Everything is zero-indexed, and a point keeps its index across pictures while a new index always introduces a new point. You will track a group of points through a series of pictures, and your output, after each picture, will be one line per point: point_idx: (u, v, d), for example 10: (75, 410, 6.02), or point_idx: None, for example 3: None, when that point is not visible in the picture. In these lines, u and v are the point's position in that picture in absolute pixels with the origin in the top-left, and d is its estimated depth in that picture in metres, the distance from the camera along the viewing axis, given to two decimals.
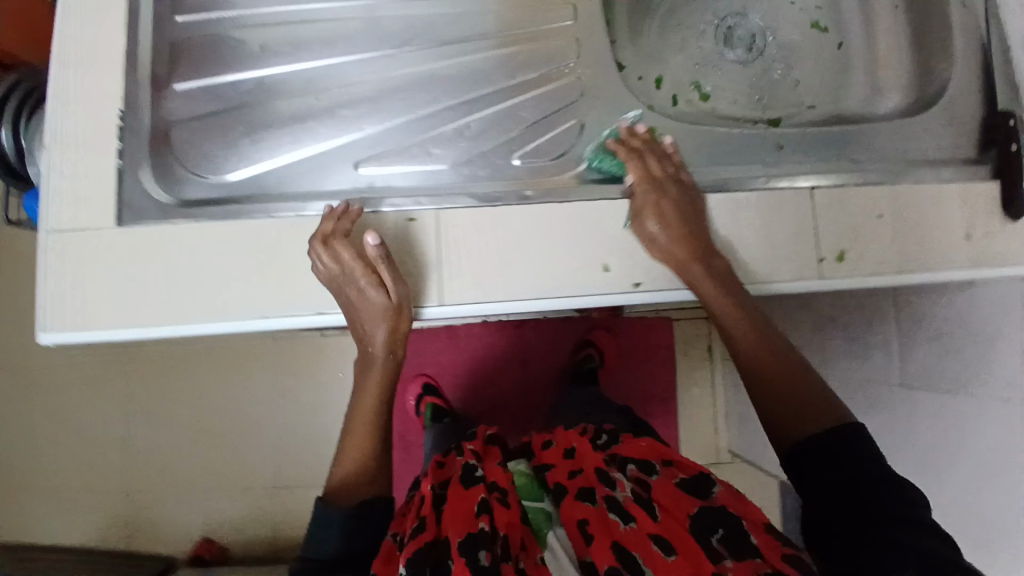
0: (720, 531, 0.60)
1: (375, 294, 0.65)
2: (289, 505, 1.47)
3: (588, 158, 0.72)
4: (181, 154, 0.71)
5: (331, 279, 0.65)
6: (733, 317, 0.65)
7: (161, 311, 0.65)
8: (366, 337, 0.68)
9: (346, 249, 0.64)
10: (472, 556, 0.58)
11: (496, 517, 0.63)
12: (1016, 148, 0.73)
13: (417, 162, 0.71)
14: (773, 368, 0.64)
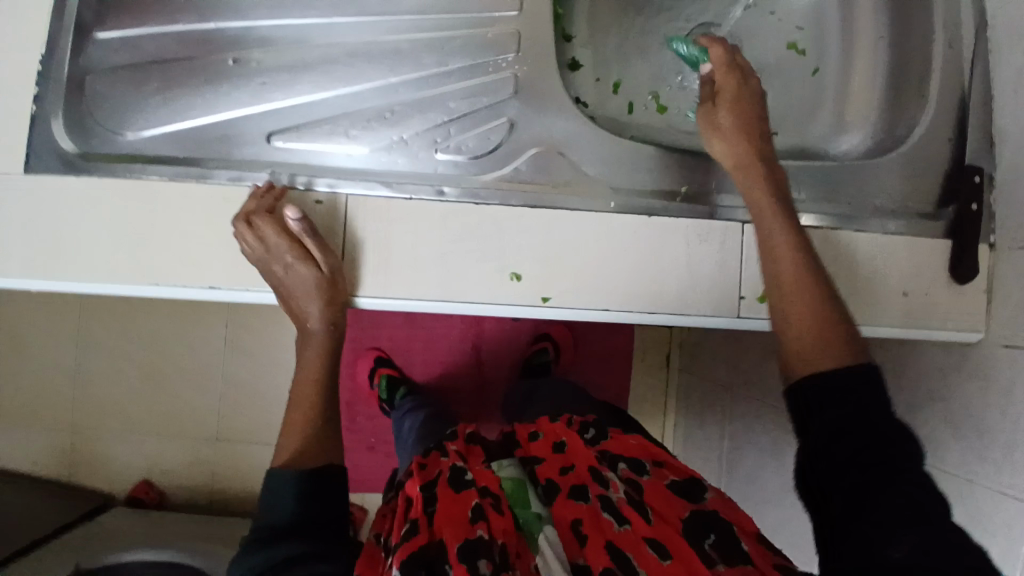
0: (712, 536, 0.57)
1: (303, 270, 0.63)
2: (231, 458, 1.44)
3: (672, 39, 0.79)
4: (94, 105, 0.68)
5: (257, 260, 0.62)
6: (775, 216, 0.61)
7: (57, 266, 0.63)
8: (302, 312, 0.66)
9: (268, 227, 0.61)
10: (473, 564, 0.53)
11: (493, 523, 0.58)
12: (976, 208, 0.69)
13: (333, 141, 0.67)
14: (797, 286, 0.59)
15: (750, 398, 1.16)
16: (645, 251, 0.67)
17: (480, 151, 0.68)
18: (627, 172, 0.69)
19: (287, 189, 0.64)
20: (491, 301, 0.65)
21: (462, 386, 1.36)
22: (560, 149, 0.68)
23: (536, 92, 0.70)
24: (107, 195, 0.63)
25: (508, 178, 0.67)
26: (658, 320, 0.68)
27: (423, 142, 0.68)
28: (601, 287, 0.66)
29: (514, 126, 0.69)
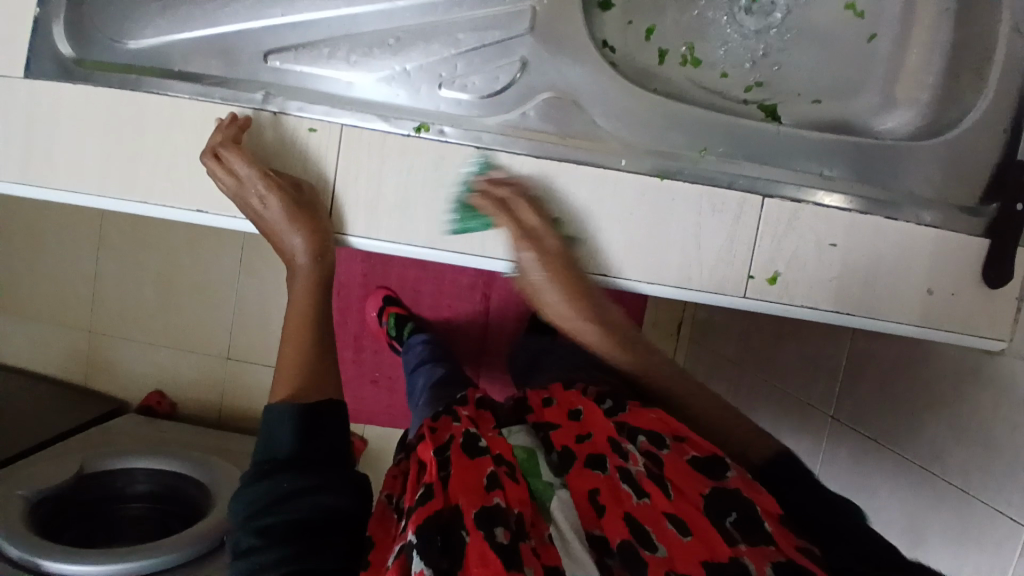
0: (734, 513, 0.51)
1: (274, 202, 0.60)
2: (239, 380, 1.46)
3: (453, 225, 0.62)
4: (95, 9, 0.64)
5: (233, 195, 0.60)
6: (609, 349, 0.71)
7: (50, 174, 0.62)
8: (286, 244, 0.64)
9: (237, 158, 0.59)
10: (489, 532, 0.48)
11: (509, 492, 0.53)
12: (1023, 208, 0.63)
13: (333, 68, 0.64)
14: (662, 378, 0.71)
15: (756, 378, 1.12)
16: (651, 217, 0.62)
17: (486, 91, 0.64)
18: (644, 129, 0.64)
19: (253, 116, 0.61)
20: (481, 253, 0.62)
21: (470, 334, 1.32)
22: (573, 97, 0.63)
23: (556, 34, 0.65)
24: (102, 105, 0.61)
25: (513, 124, 0.62)
26: (660, 292, 0.64)
27: (427, 77, 0.64)
28: (599, 252, 0.63)
29: (525, 66, 0.64)
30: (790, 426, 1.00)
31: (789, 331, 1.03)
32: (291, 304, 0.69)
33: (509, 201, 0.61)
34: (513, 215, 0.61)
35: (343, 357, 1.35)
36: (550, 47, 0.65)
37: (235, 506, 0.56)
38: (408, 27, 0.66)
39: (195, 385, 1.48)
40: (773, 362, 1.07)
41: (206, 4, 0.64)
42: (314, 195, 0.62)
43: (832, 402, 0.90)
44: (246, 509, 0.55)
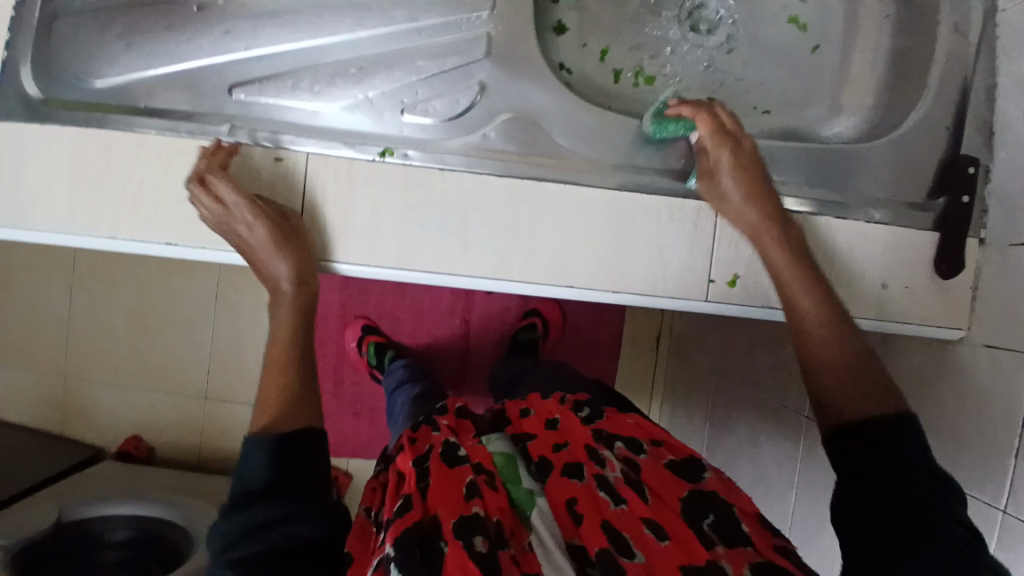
0: (711, 516, 0.54)
1: (260, 230, 0.61)
2: (219, 418, 1.44)
3: (649, 127, 0.65)
4: (59, 50, 0.65)
5: (217, 223, 0.61)
6: (807, 305, 0.60)
7: (13, 212, 0.62)
8: (270, 272, 0.64)
9: (222, 184, 0.60)
10: (469, 542, 0.50)
11: (489, 501, 0.55)
12: (968, 201, 0.67)
13: (296, 98, 0.65)
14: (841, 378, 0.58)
15: (734, 387, 1.14)
16: (613, 228, 0.64)
17: (448, 115, 0.65)
18: (602, 143, 0.66)
19: (243, 147, 0.63)
20: (449, 273, 0.64)
21: (450, 358, 1.33)
22: (532, 117, 0.66)
23: (514, 57, 0.67)
24: (70, 143, 0.62)
25: (476, 145, 0.64)
26: (626, 300, 0.66)
27: (390, 104, 0.65)
28: (563, 264, 0.64)
29: (485, 89, 0.66)
30: (770, 431, 1.02)
31: (761, 338, 1.06)
32: (274, 331, 0.69)
33: (710, 104, 0.65)
34: (710, 113, 0.64)
35: (323, 389, 1.34)
36: (509, 69, 0.67)
37: (212, 537, 0.56)
38: (370, 55, 0.67)
39: (172, 426, 1.46)
40: (749, 368, 1.09)
41: (170, 42, 0.66)
42: (301, 222, 0.63)
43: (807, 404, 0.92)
44: (221, 538, 0.55)
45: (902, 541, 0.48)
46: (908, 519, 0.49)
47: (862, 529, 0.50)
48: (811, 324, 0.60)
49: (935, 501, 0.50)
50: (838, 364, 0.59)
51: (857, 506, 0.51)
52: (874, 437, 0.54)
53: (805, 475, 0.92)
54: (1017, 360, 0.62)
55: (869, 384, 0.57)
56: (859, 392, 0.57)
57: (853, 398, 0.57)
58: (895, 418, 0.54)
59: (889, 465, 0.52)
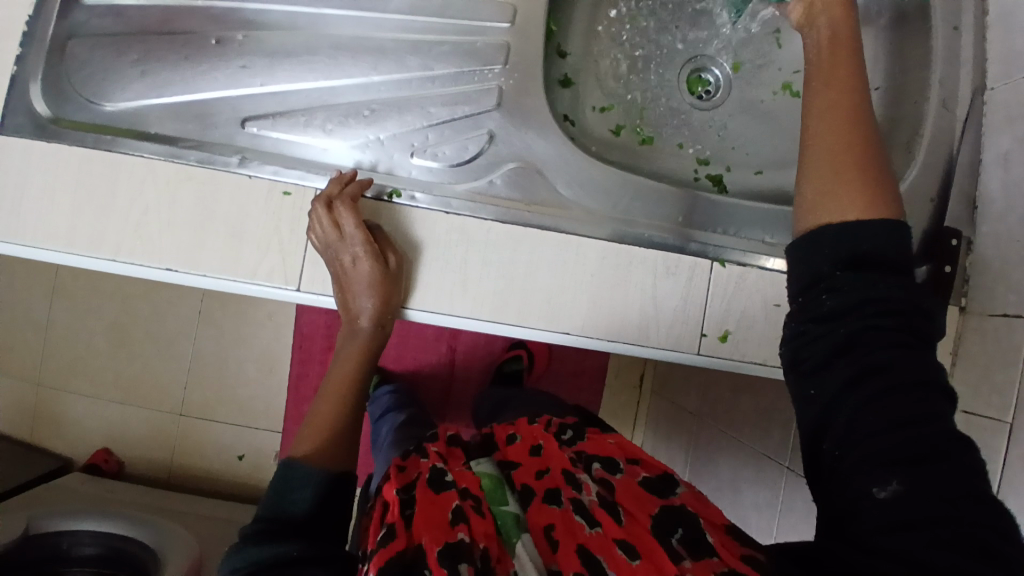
0: (679, 531, 0.54)
1: (365, 265, 0.61)
2: (194, 435, 1.42)
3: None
4: (69, 69, 0.65)
5: (327, 245, 0.61)
6: (830, 104, 0.49)
7: (8, 227, 0.62)
8: (353, 304, 0.64)
9: (348, 215, 0.60)
10: (454, 567, 0.50)
11: (474, 527, 0.56)
12: (949, 270, 0.71)
13: (310, 135, 0.66)
14: (831, 185, 0.46)
15: (711, 430, 1.17)
16: (611, 281, 0.66)
17: (457, 159, 0.67)
18: (605, 194, 0.68)
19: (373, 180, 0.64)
20: (447, 312, 0.65)
21: (435, 386, 1.33)
22: (537, 166, 0.67)
23: (523, 108, 0.69)
24: (76, 163, 0.62)
25: (481, 191, 0.66)
26: (618, 349, 0.67)
27: (400, 146, 0.67)
28: (559, 313, 0.65)
29: (493, 138, 0.68)
30: (750, 477, 1.04)
31: (741, 384, 1.09)
32: (337, 359, 0.71)
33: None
34: None
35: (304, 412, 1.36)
36: (516, 119, 0.68)
37: (231, 564, 0.54)
38: (383, 96, 0.68)
39: (144, 440, 1.42)
40: (731, 415, 1.10)
41: (184, 70, 0.66)
42: (399, 267, 0.63)
43: (786, 454, 0.95)
44: (241, 562, 0.53)
45: (882, 458, 0.40)
46: (891, 424, 0.41)
47: (834, 431, 0.43)
48: (840, 89, 0.50)
49: (925, 393, 0.41)
50: (837, 158, 0.47)
51: (828, 404, 0.43)
52: (851, 323, 0.43)
53: (785, 527, 0.94)
54: (994, 428, 0.64)
55: (857, 248, 0.44)
56: (841, 186, 0.46)
57: (828, 271, 0.45)
58: (878, 290, 0.43)
59: (868, 355, 0.43)
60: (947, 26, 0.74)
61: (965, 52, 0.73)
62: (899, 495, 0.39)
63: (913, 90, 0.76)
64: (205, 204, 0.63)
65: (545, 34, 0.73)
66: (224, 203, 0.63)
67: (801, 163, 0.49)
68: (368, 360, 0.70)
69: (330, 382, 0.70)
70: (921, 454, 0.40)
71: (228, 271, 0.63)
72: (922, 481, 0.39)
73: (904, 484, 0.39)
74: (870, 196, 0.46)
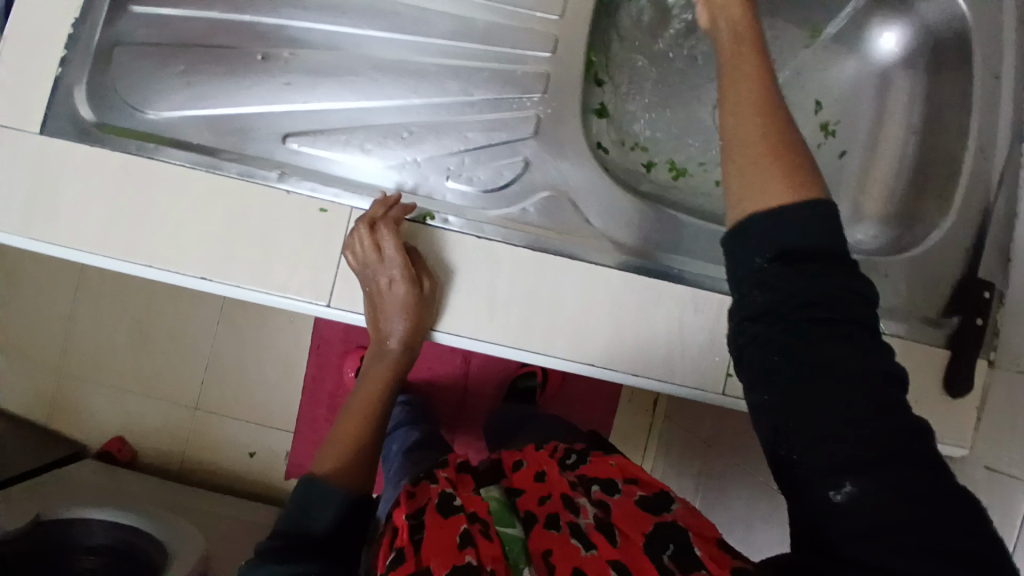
0: (671, 547, 0.54)
1: (400, 289, 0.62)
2: (208, 430, 1.43)
3: None
4: (115, 77, 0.67)
5: (364, 265, 0.63)
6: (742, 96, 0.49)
7: (46, 227, 0.63)
8: (384, 326, 0.66)
9: (390, 238, 0.62)
10: None
11: (482, 551, 0.56)
12: (981, 323, 0.69)
13: (349, 154, 0.67)
14: (755, 175, 0.46)
15: (723, 460, 1.16)
16: (638, 315, 0.66)
17: (491, 185, 0.67)
18: (635, 227, 0.68)
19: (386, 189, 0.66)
20: (475, 336, 0.65)
21: (450, 399, 1.33)
22: (569, 195, 0.68)
23: (559, 137, 0.69)
24: (118, 169, 0.64)
25: (513, 218, 0.66)
26: (644, 383, 0.66)
27: (435, 168, 0.67)
28: (585, 343, 0.65)
29: (528, 165, 0.68)
30: (762, 512, 1.04)
31: None
32: (363, 379, 0.71)
33: None
34: None
35: (318, 416, 1.41)
36: (551, 147, 0.69)
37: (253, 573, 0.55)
38: (422, 118, 0.69)
39: (157, 432, 1.44)
40: (746, 449, 1.09)
41: (228, 84, 0.67)
42: (433, 291, 0.64)
43: None
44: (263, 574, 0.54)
45: (840, 462, 0.39)
46: (844, 424, 0.40)
47: (788, 437, 0.41)
48: (753, 84, 0.50)
49: (875, 385, 0.40)
50: (758, 147, 0.47)
51: (777, 408, 0.42)
52: (791, 319, 0.42)
53: None
54: (1017, 487, 0.64)
55: (786, 242, 0.44)
56: (764, 176, 0.46)
57: (761, 266, 0.44)
58: (818, 282, 0.42)
59: (816, 352, 0.41)
60: (990, 74, 0.73)
61: (1006, 101, 0.72)
62: (854, 497, 0.39)
63: (950, 138, 0.75)
64: (241, 215, 0.64)
65: (585, 61, 0.73)
66: (260, 216, 0.64)
67: (724, 156, 0.49)
68: (394, 381, 0.70)
69: (354, 398, 0.71)
70: (875, 454, 0.39)
71: (261, 284, 0.64)
72: (878, 482, 0.38)
73: (859, 485, 0.39)
74: (789, 178, 0.45)
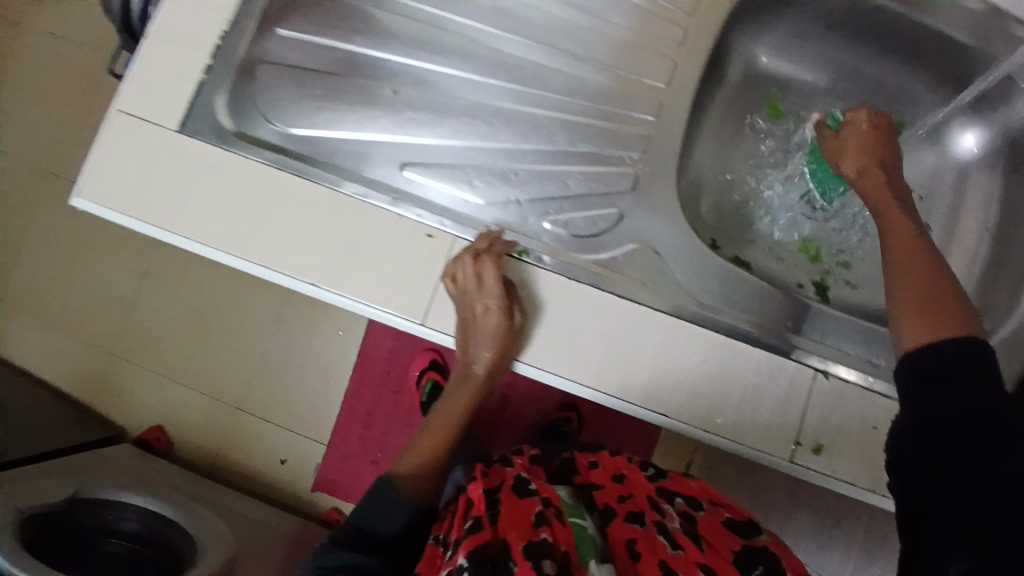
0: (761, 567, 0.54)
1: (494, 318, 0.66)
2: (245, 431, 1.47)
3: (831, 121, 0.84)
4: (257, 90, 0.72)
5: (464, 291, 0.67)
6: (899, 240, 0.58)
7: (176, 219, 0.69)
8: (472, 353, 0.70)
9: (490, 269, 0.66)
10: (537, 564, 0.50)
11: (557, 531, 0.55)
12: None
13: (456, 189, 0.72)
14: (920, 287, 0.53)
15: None
16: (713, 375, 0.69)
17: (586, 232, 0.72)
18: (719, 289, 0.71)
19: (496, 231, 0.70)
20: (557, 374, 0.68)
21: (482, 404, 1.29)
22: (655, 249, 0.71)
23: (653, 194, 0.74)
24: (245, 173, 0.70)
25: (604, 264, 0.70)
26: (710, 440, 0.69)
27: (535, 210, 0.72)
28: (660, 392, 0.68)
29: (622, 218, 0.73)
30: None
31: None
32: (446, 397, 0.76)
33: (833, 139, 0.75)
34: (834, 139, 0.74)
35: (352, 430, 1.44)
36: (640, 202, 0.74)
37: (316, 562, 0.64)
38: (529, 164, 0.74)
39: (196, 426, 1.48)
40: None
41: (354, 112, 0.73)
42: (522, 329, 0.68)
43: None
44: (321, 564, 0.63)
45: (953, 542, 0.41)
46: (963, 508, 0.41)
47: (913, 522, 0.45)
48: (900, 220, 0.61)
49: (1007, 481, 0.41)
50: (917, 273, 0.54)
51: (909, 497, 0.46)
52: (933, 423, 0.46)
53: None
54: None
55: (937, 366, 0.48)
56: (923, 292, 0.52)
57: (912, 381, 0.49)
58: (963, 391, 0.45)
59: (944, 450, 0.44)
60: None
61: None
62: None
63: None
64: (352, 231, 0.69)
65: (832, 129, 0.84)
66: (374, 236, 0.69)
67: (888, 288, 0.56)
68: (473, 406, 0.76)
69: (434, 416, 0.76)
70: (985, 536, 0.40)
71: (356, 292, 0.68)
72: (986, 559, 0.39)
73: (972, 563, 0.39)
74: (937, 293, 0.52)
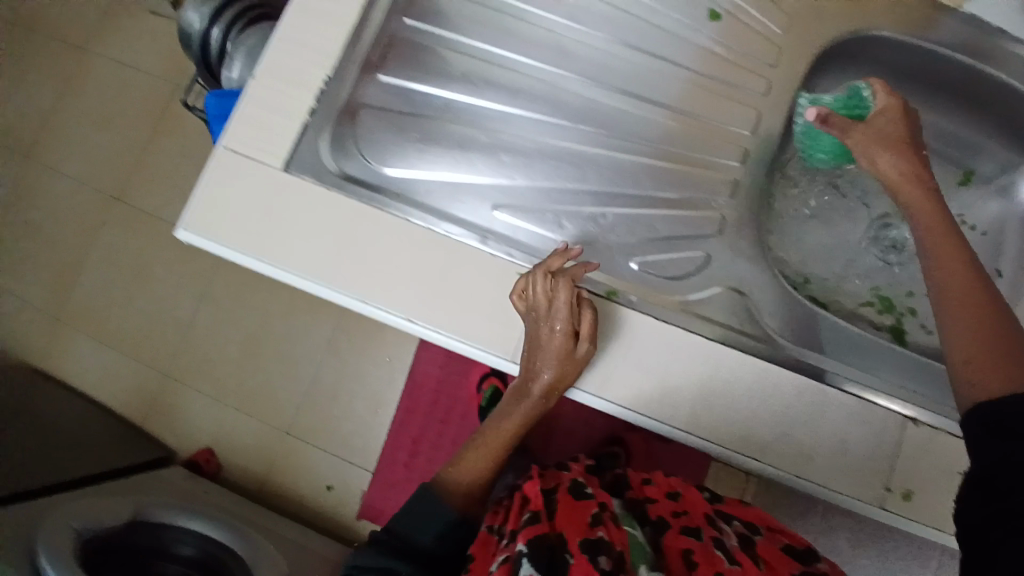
0: None
1: (559, 340, 0.67)
2: (293, 456, 1.48)
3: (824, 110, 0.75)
4: (357, 133, 0.76)
5: (534, 310, 0.68)
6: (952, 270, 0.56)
7: (278, 253, 0.72)
8: (530, 372, 0.71)
9: (563, 292, 0.67)
10: (593, 559, 0.55)
11: (614, 533, 0.59)
12: None
13: (547, 229, 0.75)
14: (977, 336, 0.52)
15: None
16: (803, 419, 0.69)
17: (673, 274, 0.74)
18: (804, 332, 0.72)
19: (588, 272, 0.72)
20: (646, 414, 0.69)
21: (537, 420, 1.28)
22: (740, 293, 0.74)
23: (737, 240, 0.78)
24: (345, 212, 0.73)
25: (693, 305, 0.72)
26: (804, 486, 0.70)
27: (623, 252, 0.75)
28: (751, 433, 0.69)
29: (708, 261, 0.76)
30: None
31: None
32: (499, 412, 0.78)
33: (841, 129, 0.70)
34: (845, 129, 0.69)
35: (399, 459, 1.44)
36: (722, 248, 0.77)
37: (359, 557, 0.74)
38: (616, 208, 0.78)
39: (245, 450, 1.50)
40: None
41: (450, 154, 0.77)
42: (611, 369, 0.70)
43: None
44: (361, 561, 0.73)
45: None
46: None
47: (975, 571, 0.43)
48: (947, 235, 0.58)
49: None
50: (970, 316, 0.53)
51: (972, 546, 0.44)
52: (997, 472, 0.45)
53: None
54: None
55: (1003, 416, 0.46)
56: (976, 339, 0.52)
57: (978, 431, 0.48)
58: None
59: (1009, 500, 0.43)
60: None
61: None
62: None
63: None
64: (447, 269, 0.71)
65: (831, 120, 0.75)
66: (469, 275, 0.71)
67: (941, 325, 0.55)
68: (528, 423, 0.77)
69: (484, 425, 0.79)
70: None
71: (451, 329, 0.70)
72: None
73: None
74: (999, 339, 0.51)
